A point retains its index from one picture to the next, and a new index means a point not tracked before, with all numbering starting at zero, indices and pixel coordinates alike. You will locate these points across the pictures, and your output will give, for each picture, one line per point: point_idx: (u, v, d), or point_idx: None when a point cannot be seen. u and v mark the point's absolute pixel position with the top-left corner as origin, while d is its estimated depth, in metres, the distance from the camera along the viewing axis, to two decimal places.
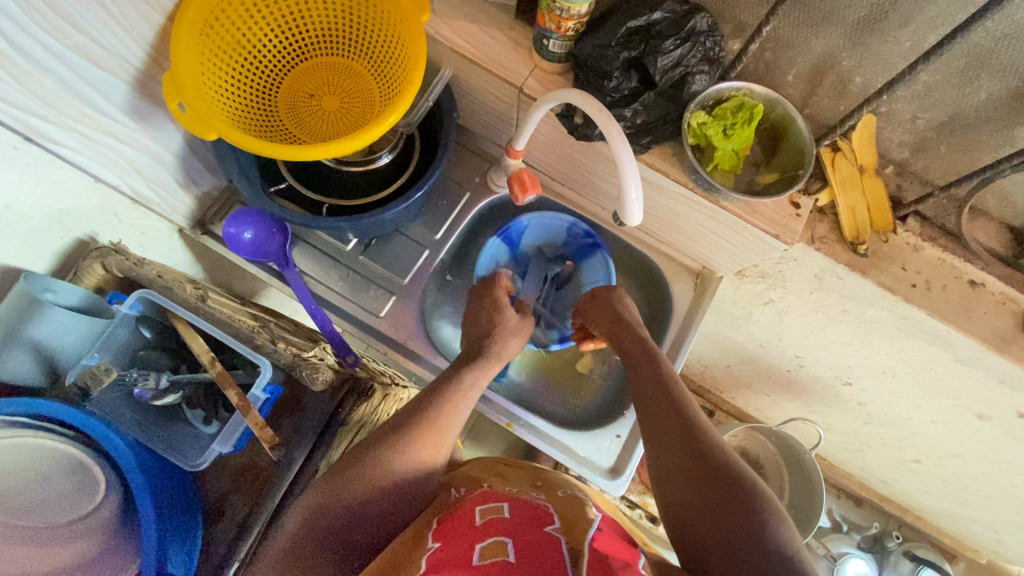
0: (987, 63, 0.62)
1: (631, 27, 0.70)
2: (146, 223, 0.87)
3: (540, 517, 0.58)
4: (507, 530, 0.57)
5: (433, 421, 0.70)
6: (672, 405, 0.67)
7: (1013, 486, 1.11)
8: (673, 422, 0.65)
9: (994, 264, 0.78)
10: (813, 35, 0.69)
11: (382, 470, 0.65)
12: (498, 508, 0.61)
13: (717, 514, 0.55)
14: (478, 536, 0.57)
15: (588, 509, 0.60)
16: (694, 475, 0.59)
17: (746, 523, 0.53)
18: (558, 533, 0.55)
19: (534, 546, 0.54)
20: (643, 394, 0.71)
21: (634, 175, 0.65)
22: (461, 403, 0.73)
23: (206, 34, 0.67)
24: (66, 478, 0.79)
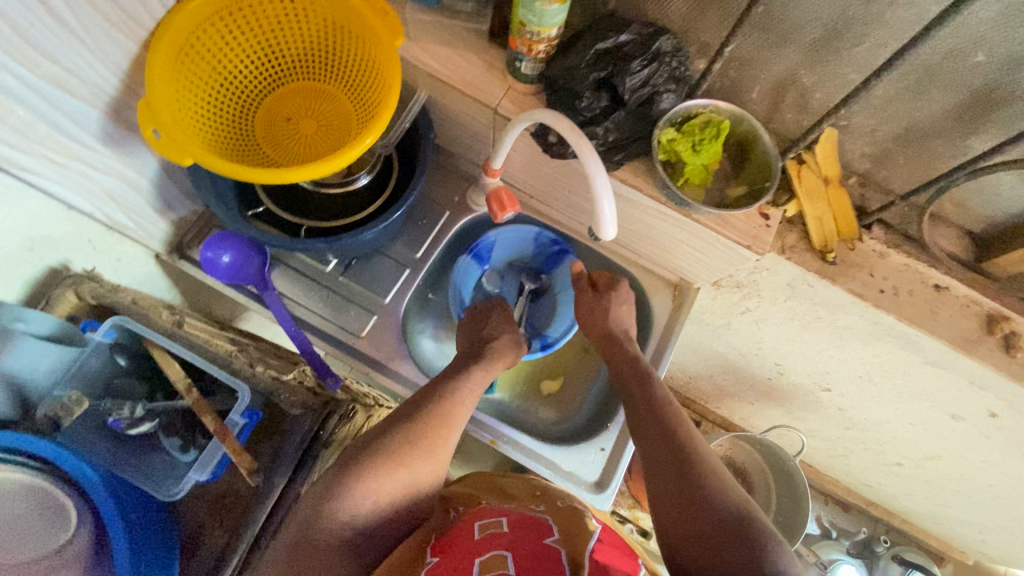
0: (936, 79, 0.65)
1: (600, 49, 0.73)
2: (122, 251, 0.85)
3: (540, 530, 0.58)
4: (507, 543, 0.57)
5: (437, 418, 0.69)
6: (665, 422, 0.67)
7: (991, 485, 1.13)
8: (666, 438, 0.65)
9: (956, 268, 0.81)
10: (773, 54, 0.72)
11: (388, 470, 0.64)
12: (496, 522, 0.61)
13: (713, 545, 0.54)
14: (477, 549, 0.57)
15: (588, 521, 0.61)
16: (688, 501, 0.58)
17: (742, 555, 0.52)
18: (557, 545, 0.56)
19: (535, 557, 0.54)
20: (636, 412, 0.71)
21: (606, 192, 0.67)
22: (466, 399, 0.72)
23: (182, 61, 0.68)
24: (38, 512, 0.77)
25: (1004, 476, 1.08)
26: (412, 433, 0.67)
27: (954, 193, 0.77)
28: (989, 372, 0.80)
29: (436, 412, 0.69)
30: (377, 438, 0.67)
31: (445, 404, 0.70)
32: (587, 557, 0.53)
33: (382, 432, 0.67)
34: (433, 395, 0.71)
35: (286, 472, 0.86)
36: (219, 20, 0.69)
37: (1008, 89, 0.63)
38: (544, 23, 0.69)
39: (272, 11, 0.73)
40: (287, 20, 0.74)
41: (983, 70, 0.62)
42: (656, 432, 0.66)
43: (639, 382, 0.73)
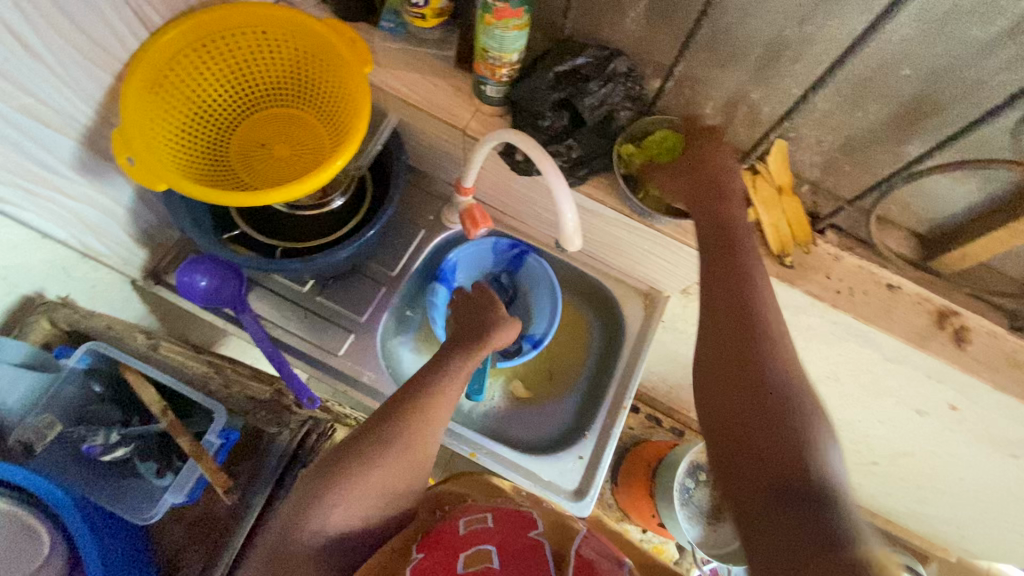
0: (870, 91, 0.70)
1: (559, 72, 0.77)
2: (97, 277, 0.86)
3: (522, 525, 0.61)
4: (492, 539, 0.58)
5: (417, 414, 0.68)
6: (751, 334, 0.56)
7: (962, 478, 1.16)
8: (747, 352, 0.55)
9: (906, 268, 0.85)
10: (722, 71, 0.76)
11: (369, 469, 0.64)
12: (481, 518, 0.62)
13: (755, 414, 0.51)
14: (461, 545, 0.58)
15: (573, 522, 0.64)
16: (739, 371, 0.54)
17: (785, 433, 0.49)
18: (541, 538, 0.59)
19: (520, 552, 0.56)
20: (717, 300, 0.61)
21: (568, 201, 0.71)
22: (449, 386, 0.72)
23: (156, 92, 0.70)
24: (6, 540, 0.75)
25: (971, 469, 1.11)
26: (394, 427, 0.67)
27: (898, 196, 0.82)
28: (943, 366, 0.83)
29: (420, 406, 0.69)
30: (359, 435, 0.67)
31: (425, 396, 0.70)
32: (571, 552, 0.56)
33: (362, 430, 0.67)
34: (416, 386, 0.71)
35: (265, 491, 0.87)
36: (194, 51, 0.72)
37: (935, 99, 0.67)
38: (504, 49, 0.73)
39: (245, 42, 0.76)
40: (259, 50, 0.77)
41: (911, 82, 0.67)
42: (734, 344, 0.56)
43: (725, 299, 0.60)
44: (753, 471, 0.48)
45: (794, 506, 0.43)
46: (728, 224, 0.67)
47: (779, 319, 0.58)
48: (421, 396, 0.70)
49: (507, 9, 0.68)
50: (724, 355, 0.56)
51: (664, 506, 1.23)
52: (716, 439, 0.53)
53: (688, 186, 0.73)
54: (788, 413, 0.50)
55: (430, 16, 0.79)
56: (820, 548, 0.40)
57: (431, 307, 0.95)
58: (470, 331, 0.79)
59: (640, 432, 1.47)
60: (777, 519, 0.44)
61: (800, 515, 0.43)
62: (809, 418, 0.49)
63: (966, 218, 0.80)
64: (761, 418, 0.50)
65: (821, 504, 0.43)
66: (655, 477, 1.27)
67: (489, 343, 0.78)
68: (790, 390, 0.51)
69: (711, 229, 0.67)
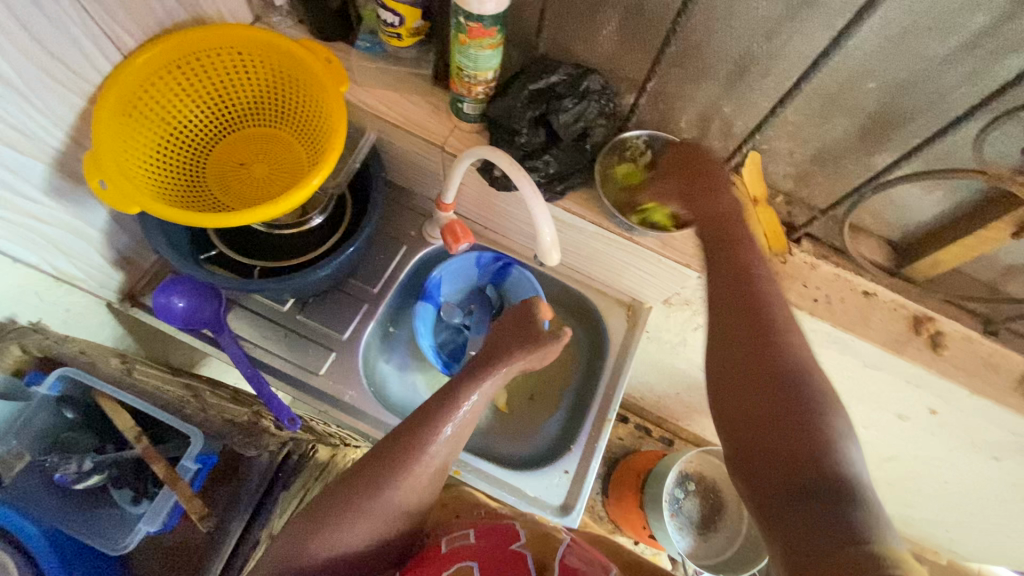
0: (838, 104, 0.72)
1: (534, 89, 0.78)
2: (71, 300, 0.83)
3: (505, 536, 0.60)
4: (474, 555, 0.58)
5: (423, 443, 0.64)
6: (761, 335, 0.55)
7: (947, 482, 1.17)
8: (759, 358, 0.54)
9: (881, 275, 0.87)
10: (694, 86, 0.78)
11: (385, 495, 0.61)
12: (463, 534, 0.63)
13: (770, 424, 0.51)
14: (444, 563, 0.58)
15: (556, 532, 0.64)
16: (749, 379, 0.54)
17: (797, 440, 0.49)
18: (524, 549, 0.59)
19: (501, 564, 0.56)
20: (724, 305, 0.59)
21: (545, 218, 0.71)
22: (471, 410, 0.68)
23: (128, 115, 0.70)
24: None
25: (955, 473, 1.12)
26: (412, 453, 0.63)
27: (869, 206, 0.83)
28: (921, 371, 0.84)
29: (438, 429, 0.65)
30: (372, 460, 0.63)
31: (441, 426, 0.65)
32: (554, 561, 0.57)
33: (375, 455, 0.63)
34: (436, 407, 0.66)
35: (243, 516, 0.86)
36: (167, 73, 0.72)
37: (900, 111, 0.69)
38: (479, 68, 0.73)
39: (220, 63, 0.76)
40: (235, 70, 0.77)
41: (875, 95, 0.69)
42: (744, 350, 0.55)
43: (732, 292, 0.59)
44: (768, 472, 0.50)
45: (817, 508, 0.45)
46: (728, 222, 0.66)
47: (790, 313, 0.56)
48: (440, 420, 0.65)
49: (480, 28, 0.68)
50: (737, 354, 0.56)
51: (654, 518, 1.22)
52: (738, 443, 0.53)
53: (682, 183, 0.73)
54: (799, 416, 0.50)
55: (405, 36, 0.79)
56: (840, 544, 0.43)
57: (415, 325, 0.94)
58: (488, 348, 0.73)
59: (630, 443, 1.47)
60: (793, 517, 0.47)
61: (814, 514, 0.45)
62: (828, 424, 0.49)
63: (937, 226, 0.82)
64: (776, 417, 0.51)
65: (838, 501, 0.45)
66: (644, 488, 1.27)
67: (514, 363, 0.71)
68: (805, 386, 0.51)
69: (712, 223, 0.66)
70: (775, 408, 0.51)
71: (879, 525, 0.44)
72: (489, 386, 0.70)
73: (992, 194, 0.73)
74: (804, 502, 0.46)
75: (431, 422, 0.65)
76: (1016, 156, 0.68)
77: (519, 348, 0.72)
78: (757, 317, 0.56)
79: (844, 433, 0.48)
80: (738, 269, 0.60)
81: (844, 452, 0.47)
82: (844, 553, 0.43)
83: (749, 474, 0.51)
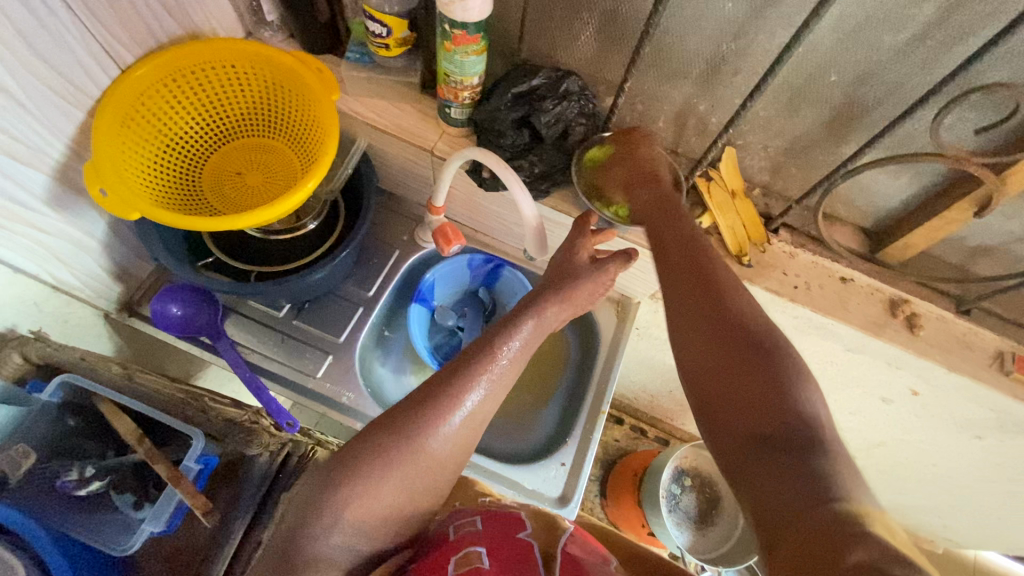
0: (804, 98, 0.76)
1: (516, 93, 0.82)
2: (70, 311, 0.84)
3: (511, 525, 0.60)
4: (482, 541, 0.58)
5: (458, 390, 0.61)
6: (716, 299, 0.59)
7: (935, 465, 1.20)
8: (717, 319, 0.58)
9: (856, 261, 0.90)
10: (669, 86, 0.82)
11: (420, 444, 0.58)
12: (470, 521, 0.62)
13: (731, 379, 0.54)
14: (451, 550, 0.57)
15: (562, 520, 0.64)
16: (709, 337, 0.57)
17: (759, 393, 0.52)
18: (531, 539, 0.58)
19: (511, 554, 0.56)
20: (680, 274, 0.63)
21: (531, 210, 0.75)
22: (510, 360, 0.66)
23: (127, 126, 0.72)
24: None
25: (941, 455, 1.15)
26: (451, 402, 0.60)
27: (840, 194, 0.87)
28: (899, 352, 0.87)
29: (474, 380, 0.62)
30: (409, 405, 0.61)
31: (478, 376, 0.63)
32: (559, 549, 0.57)
33: (412, 402, 0.61)
34: (471, 360, 0.64)
35: (246, 517, 0.85)
36: (164, 86, 0.75)
37: (863, 102, 0.74)
38: (464, 73, 0.77)
39: (214, 76, 0.79)
40: (229, 82, 0.80)
41: (838, 87, 0.73)
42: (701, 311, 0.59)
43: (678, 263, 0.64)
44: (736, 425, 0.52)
45: (783, 458, 0.47)
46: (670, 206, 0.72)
47: (737, 279, 0.61)
48: (476, 376, 0.63)
49: (464, 35, 0.72)
50: (695, 319, 0.59)
51: (651, 514, 1.23)
52: (703, 401, 0.56)
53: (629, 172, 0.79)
54: (759, 372, 0.53)
55: (393, 46, 0.83)
56: (811, 498, 0.44)
57: (409, 329, 0.96)
58: (549, 277, 0.74)
59: (625, 444, 1.49)
60: (764, 470, 0.48)
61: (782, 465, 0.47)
62: (787, 380, 0.52)
63: (904, 211, 0.86)
64: (738, 372, 0.54)
65: (806, 452, 0.47)
66: (641, 485, 1.28)
67: (552, 311, 0.71)
68: (761, 345, 0.54)
69: (655, 205, 0.73)
70: (736, 367, 0.54)
71: (843, 476, 0.45)
72: (536, 331, 0.70)
73: (952, 177, 0.78)
74: (768, 450, 0.49)
75: (471, 373, 0.63)
76: (971, 139, 0.72)
77: (587, 274, 0.73)
78: (710, 282, 0.60)
79: (800, 382, 0.52)
80: (683, 241, 0.66)
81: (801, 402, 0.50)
82: (820, 510, 0.43)
83: (717, 428, 0.54)
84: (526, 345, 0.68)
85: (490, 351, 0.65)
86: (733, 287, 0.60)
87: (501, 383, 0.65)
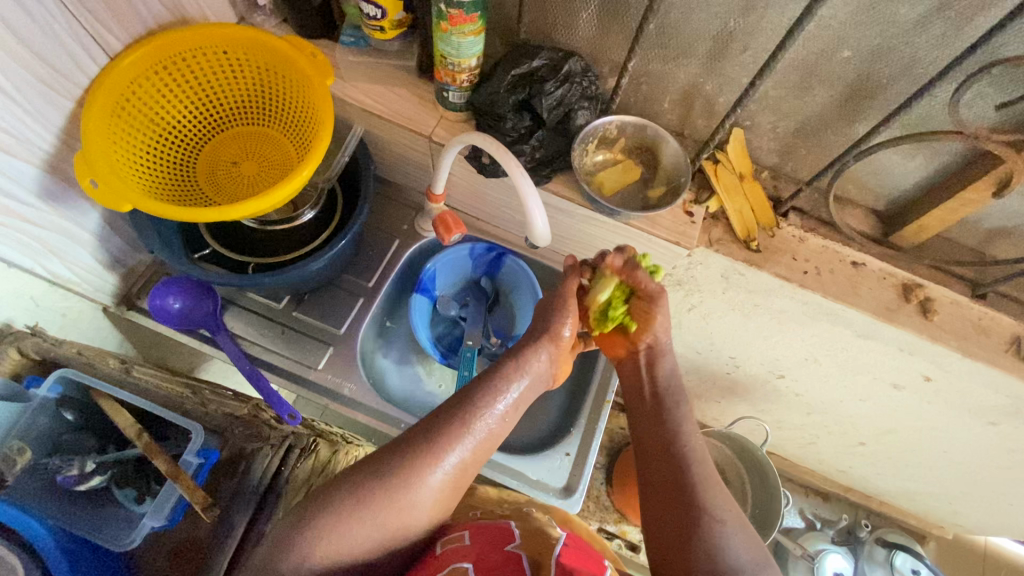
0: (816, 76, 0.73)
1: (516, 74, 0.80)
2: (67, 305, 0.83)
3: (499, 537, 0.60)
4: (469, 556, 0.58)
5: (439, 444, 0.61)
6: (671, 434, 0.66)
7: (946, 451, 1.18)
8: (671, 451, 0.65)
9: (869, 244, 0.87)
10: (675, 65, 0.79)
11: (396, 488, 0.58)
12: (458, 535, 0.61)
13: (670, 507, 0.62)
14: (438, 567, 0.58)
15: (553, 533, 0.63)
16: (660, 466, 0.65)
17: (692, 529, 0.59)
18: (518, 549, 0.59)
19: (498, 565, 0.56)
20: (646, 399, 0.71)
21: (535, 199, 0.73)
22: (498, 417, 0.65)
23: (118, 116, 0.71)
24: None
25: (952, 441, 1.13)
26: (433, 460, 0.60)
27: (852, 175, 0.85)
28: (912, 337, 0.85)
29: (461, 439, 0.62)
30: (389, 452, 0.61)
31: (464, 434, 0.62)
32: (551, 561, 0.56)
33: (394, 446, 0.61)
34: (460, 410, 0.63)
35: (247, 511, 0.84)
36: (155, 74, 0.73)
37: (877, 78, 0.70)
38: (461, 54, 0.75)
39: (206, 64, 0.77)
40: (222, 69, 0.78)
41: (852, 64, 0.70)
42: (655, 435, 0.67)
43: (658, 444, 0.66)
44: (667, 546, 0.60)
45: None
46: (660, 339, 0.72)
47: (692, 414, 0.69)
48: (463, 427, 0.62)
49: (461, 15, 0.70)
50: (652, 446, 0.67)
51: None
52: (648, 521, 0.64)
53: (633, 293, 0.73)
54: (691, 505, 0.60)
55: (388, 28, 0.80)
56: None
57: (413, 321, 0.94)
58: (531, 328, 0.74)
59: None
60: None
61: None
62: (714, 519, 0.59)
63: (918, 192, 0.83)
64: (675, 501, 0.62)
65: None
66: None
67: (537, 363, 0.70)
68: (697, 480, 0.62)
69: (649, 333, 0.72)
70: (673, 496, 0.62)
71: None
72: (528, 383, 0.69)
73: (971, 155, 0.75)
74: None
75: (458, 426, 0.62)
76: (992, 116, 0.69)
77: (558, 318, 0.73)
78: (665, 415, 0.68)
79: (726, 526, 0.59)
80: (664, 396, 0.70)
81: (724, 544, 0.57)
82: None
83: (655, 545, 0.62)
84: (518, 400, 0.68)
85: (478, 405, 0.64)
86: (704, 461, 0.64)
87: (490, 442, 0.65)
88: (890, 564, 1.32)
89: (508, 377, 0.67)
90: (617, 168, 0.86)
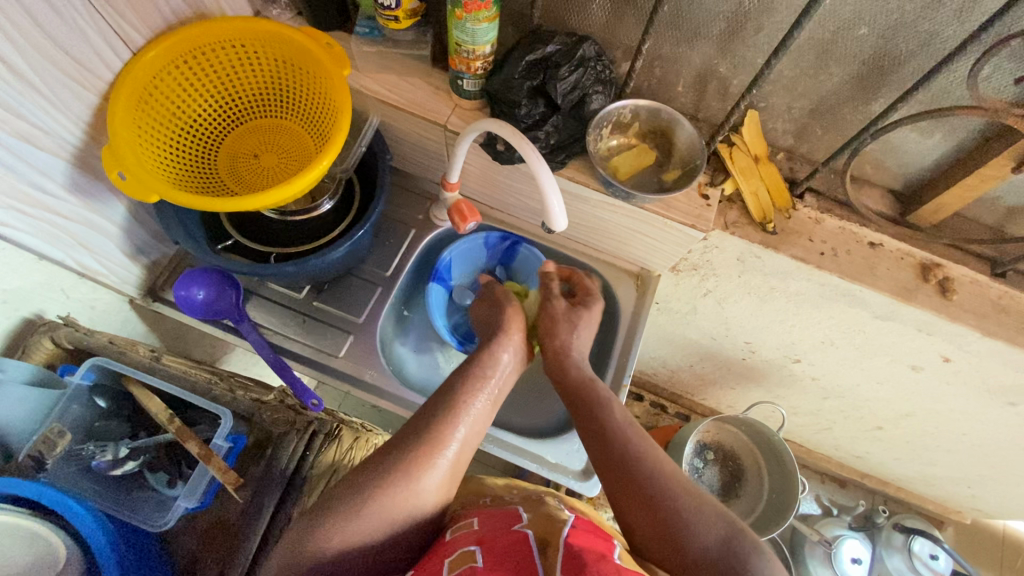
0: (832, 54, 0.73)
1: (530, 60, 0.80)
2: (96, 297, 0.86)
3: (507, 521, 0.61)
4: (477, 539, 0.59)
5: (422, 444, 0.61)
6: (600, 415, 0.68)
7: (964, 434, 1.18)
8: (606, 430, 0.66)
9: (885, 224, 0.87)
10: (688, 47, 0.79)
11: (401, 482, 0.59)
12: (467, 523, 0.63)
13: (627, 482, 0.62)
14: (446, 552, 0.58)
15: (560, 513, 0.63)
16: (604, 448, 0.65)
17: (651, 490, 0.60)
18: (526, 529, 0.59)
19: (505, 546, 0.57)
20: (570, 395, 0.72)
21: (554, 187, 0.72)
22: (483, 411, 0.67)
23: (142, 110, 0.72)
24: (22, 552, 0.75)
25: (970, 423, 1.13)
26: (428, 456, 0.61)
27: (868, 154, 0.84)
28: (931, 317, 0.85)
29: (447, 436, 0.63)
30: (389, 449, 0.62)
31: (453, 422, 0.64)
32: (561, 541, 0.56)
33: (392, 443, 0.63)
34: (448, 405, 0.65)
35: (275, 496, 0.85)
36: (176, 69, 0.74)
37: (894, 55, 0.70)
38: (476, 41, 0.75)
39: (225, 57, 0.78)
40: (240, 62, 0.79)
41: (868, 41, 0.70)
42: (589, 422, 0.68)
43: (615, 459, 0.64)
44: (638, 515, 0.60)
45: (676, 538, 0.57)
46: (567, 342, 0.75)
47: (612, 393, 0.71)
48: (453, 423, 0.64)
49: (475, 1, 0.70)
50: (591, 432, 0.67)
51: None
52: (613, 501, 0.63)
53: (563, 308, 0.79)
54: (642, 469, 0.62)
55: (402, 18, 0.81)
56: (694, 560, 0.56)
57: (431, 311, 0.95)
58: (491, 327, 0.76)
59: (646, 419, 1.48)
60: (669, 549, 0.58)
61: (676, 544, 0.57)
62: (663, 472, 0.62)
63: (936, 170, 0.83)
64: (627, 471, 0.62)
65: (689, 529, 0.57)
66: None
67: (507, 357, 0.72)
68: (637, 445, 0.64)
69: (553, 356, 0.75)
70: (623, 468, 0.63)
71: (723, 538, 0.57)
72: (503, 378, 0.71)
73: (988, 132, 0.74)
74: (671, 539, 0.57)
75: (447, 417, 0.64)
76: (1009, 91, 0.69)
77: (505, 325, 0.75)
78: (590, 399, 0.70)
79: (673, 475, 0.62)
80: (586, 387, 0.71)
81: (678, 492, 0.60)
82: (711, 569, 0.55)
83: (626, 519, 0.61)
84: (494, 394, 0.69)
85: (463, 399, 0.66)
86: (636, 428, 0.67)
87: (472, 439, 0.66)
88: (909, 550, 1.30)
89: (485, 373, 0.69)
90: (631, 153, 0.86)
